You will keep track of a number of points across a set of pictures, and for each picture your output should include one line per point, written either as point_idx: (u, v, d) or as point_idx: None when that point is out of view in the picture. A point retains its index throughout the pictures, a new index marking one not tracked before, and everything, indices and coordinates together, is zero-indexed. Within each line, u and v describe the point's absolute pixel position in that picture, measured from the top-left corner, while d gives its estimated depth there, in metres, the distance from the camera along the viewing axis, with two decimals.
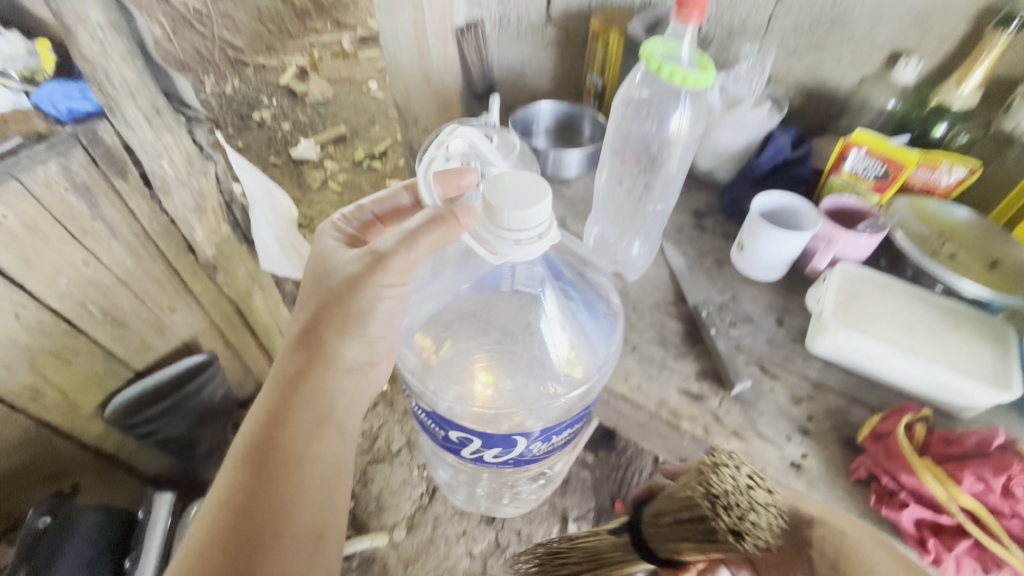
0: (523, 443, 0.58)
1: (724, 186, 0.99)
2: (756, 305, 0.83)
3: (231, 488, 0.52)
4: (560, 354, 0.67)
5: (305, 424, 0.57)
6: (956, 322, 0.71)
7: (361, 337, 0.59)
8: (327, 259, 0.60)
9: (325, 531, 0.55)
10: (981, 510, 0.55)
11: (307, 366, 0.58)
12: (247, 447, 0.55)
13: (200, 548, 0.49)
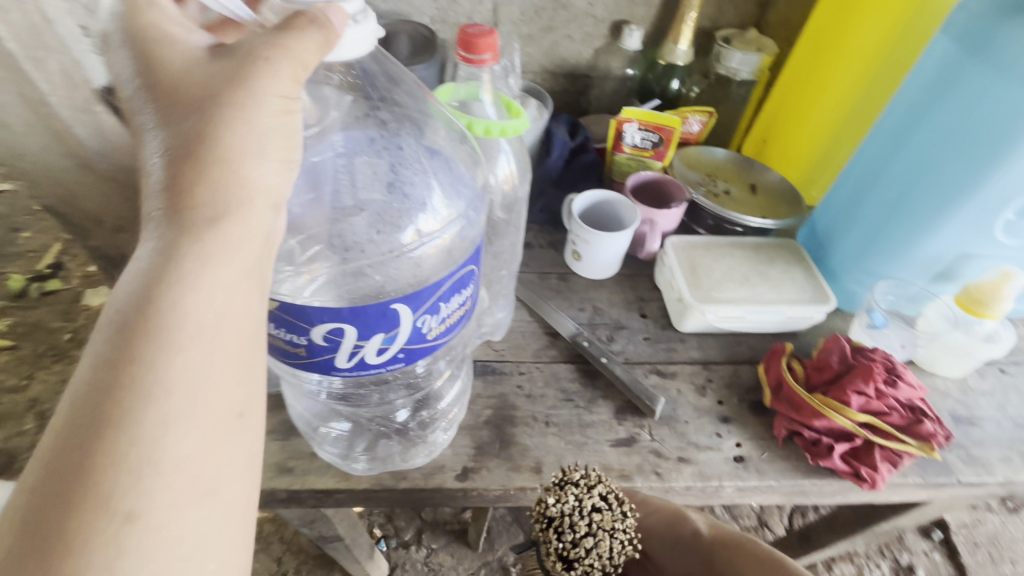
0: (406, 320, 0.42)
1: (525, 193, 0.93)
2: (618, 307, 0.80)
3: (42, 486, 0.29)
4: (428, 218, 0.48)
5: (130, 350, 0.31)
6: (767, 256, 0.80)
7: (225, 192, 0.34)
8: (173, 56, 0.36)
9: (236, 451, 0.34)
10: (875, 420, 0.63)
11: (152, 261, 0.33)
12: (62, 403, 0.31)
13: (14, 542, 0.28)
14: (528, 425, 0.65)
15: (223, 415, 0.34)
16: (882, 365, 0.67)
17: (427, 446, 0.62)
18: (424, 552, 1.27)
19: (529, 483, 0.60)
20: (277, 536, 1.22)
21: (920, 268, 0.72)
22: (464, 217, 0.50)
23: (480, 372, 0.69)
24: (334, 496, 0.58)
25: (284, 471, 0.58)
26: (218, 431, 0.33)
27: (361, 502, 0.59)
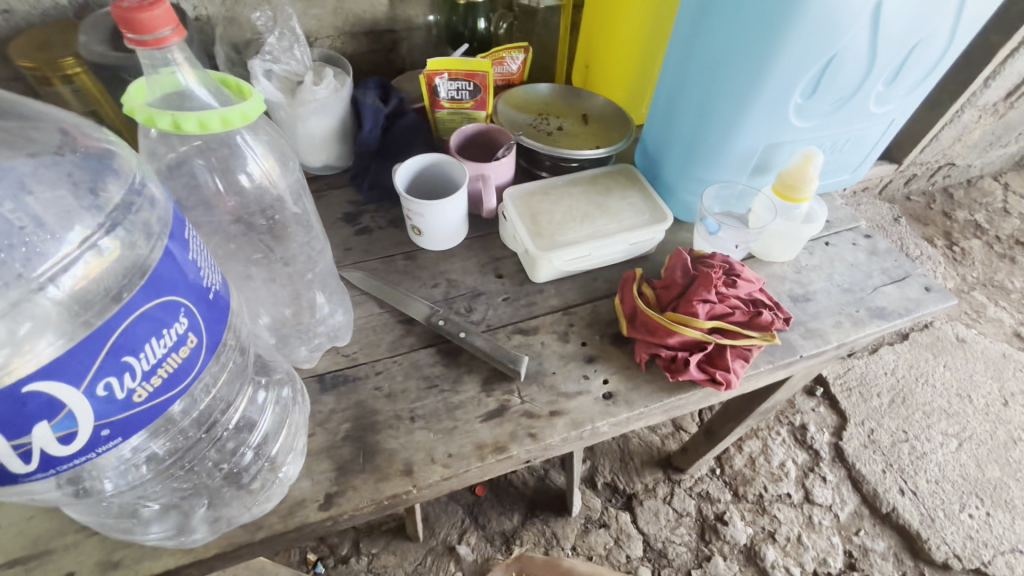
0: (72, 396, 0.34)
1: (352, 173, 0.84)
2: (471, 273, 0.77)
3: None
4: (51, 256, 0.38)
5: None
6: (604, 186, 0.79)
7: None
8: None
9: None
10: (721, 323, 0.66)
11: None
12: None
13: None
14: (393, 426, 0.60)
15: None
16: (720, 268, 0.69)
17: (273, 488, 0.54)
18: (366, 559, 1.23)
19: (401, 487, 0.56)
20: None
21: (735, 167, 0.75)
22: (99, 243, 0.40)
23: (331, 385, 0.63)
24: (181, 572, 0.51)
25: (111, 566, 0.50)
26: None
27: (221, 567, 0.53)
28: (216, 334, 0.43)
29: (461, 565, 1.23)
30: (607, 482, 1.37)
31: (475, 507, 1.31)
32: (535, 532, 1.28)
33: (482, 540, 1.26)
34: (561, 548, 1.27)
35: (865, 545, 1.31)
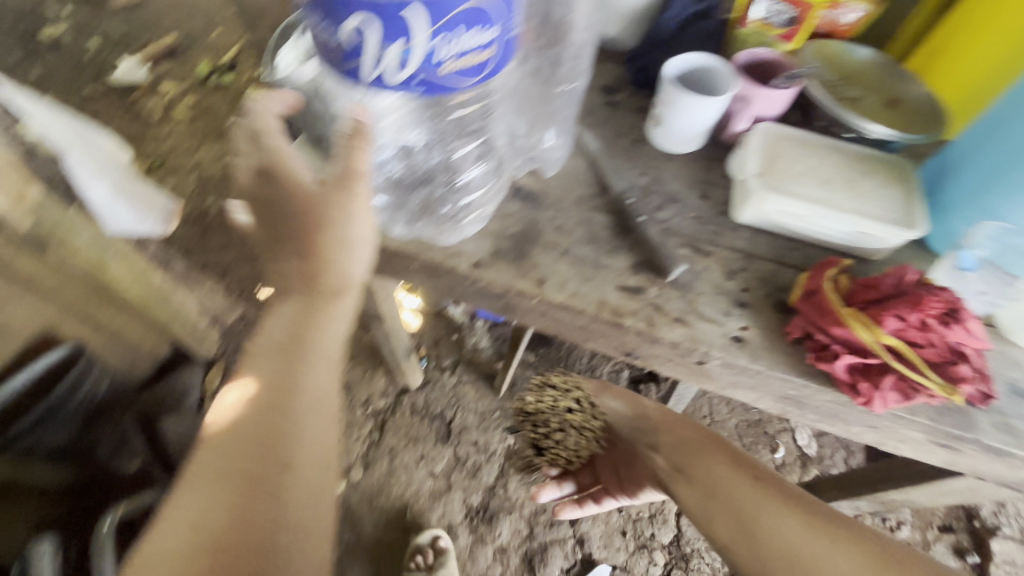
0: (418, 34, 0.48)
1: (630, 52, 0.89)
2: (680, 182, 0.78)
3: (212, 502, 0.51)
4: None
5: (272, 405, 0.54)
6: (867, 167, 0.72)
7: (329, 279, 0.57)
8: (277, 257, 0.58)
9: (329, 441, 0.57)
10: (905, 347, 0.59)
11: (270, 365, 0.56)
12: (206, 457, 0.53)
13: (200, 552, 0.49)
14: (547, 250, 0.69)
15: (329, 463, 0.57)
16: (947, 300, 0.59)
17: (456, 232, 0.69)
18: (456, 379, 1.44)
19: (529, 289, 0.66)
20: None
21: None
22: None
23: (522, 195, 0.73)
24: None
25: None
26: (326, 437, 0.57)
27: (391, 262, 0.70)
28: (501, 63, 0.55)
29: None
30: None
31: None
32: None
33: None
34: None
35: None
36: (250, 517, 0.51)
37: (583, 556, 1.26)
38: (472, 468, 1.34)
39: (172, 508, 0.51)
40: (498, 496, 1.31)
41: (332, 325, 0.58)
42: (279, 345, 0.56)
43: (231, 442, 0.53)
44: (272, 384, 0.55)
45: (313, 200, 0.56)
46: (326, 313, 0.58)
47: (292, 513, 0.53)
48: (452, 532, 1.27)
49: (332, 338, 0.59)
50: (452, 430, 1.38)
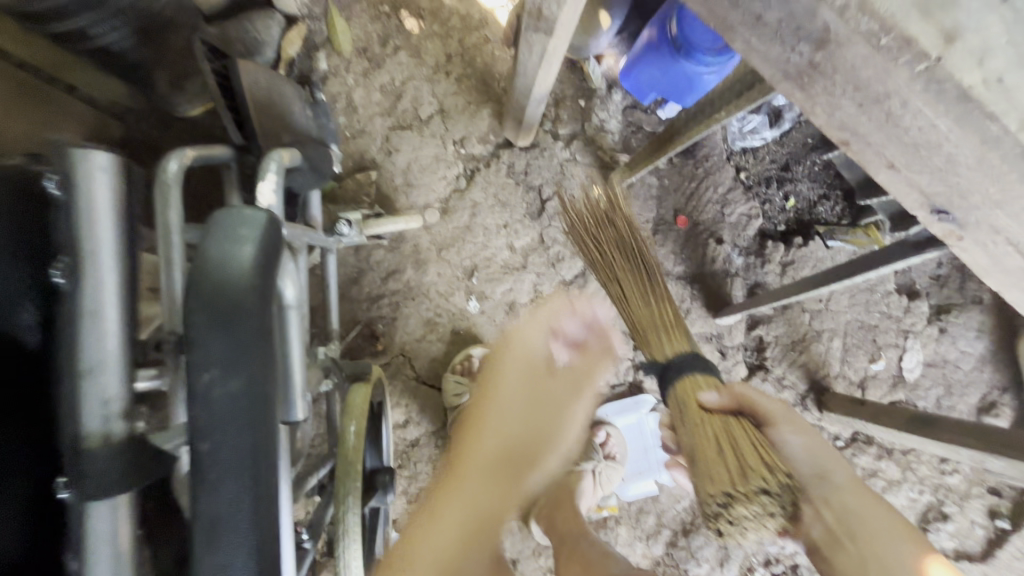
0: None
1: None
2: None
3: (485, 486, 0.68)
4: None
5: (530, 442, 0.74)
6: None
7: (579, 370, 0.81)
8: (530, 338, 0.84)
9: (536, 471, 0.75)
10: None
11: (518, 375, 0.79)
12: (474, 460, 0.70)
13: (450, 542, 0.63)
14: None
15: (529, 466, 0.73)
16: None
17: None
18: (568, 154, 1.18)
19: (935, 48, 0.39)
20: (458, 36, 1.14)
21: None
22: None
23: None
24: None
25: None
26: (534, 459, 0.73)
27: None
28: None
29: None
30: (760, 335, 1.22)
31: (664, 222, 1.22)
32: (678, 293, 1.21)
33: None
34: None
35: None
36: (493, 526, 0.67)
37: (634, 380, 1.19)
38: (553, 257, 1.18)
39: (465, 455, 0.71)
40: (571, 294, 1.18)
41: (580, 407, 0.80)
42: (545, 376, 0.79)
43: (494, 436, 0.72)
44: (524, 438, 0.74)
45: (571, 386, 0.80)
46: (575, 397, 0.80)
47: (491, 515, 0.66)
48: (510, 311, 1.16)
49: (575, 411, 0.80)
50: (545, 209, 1.17)
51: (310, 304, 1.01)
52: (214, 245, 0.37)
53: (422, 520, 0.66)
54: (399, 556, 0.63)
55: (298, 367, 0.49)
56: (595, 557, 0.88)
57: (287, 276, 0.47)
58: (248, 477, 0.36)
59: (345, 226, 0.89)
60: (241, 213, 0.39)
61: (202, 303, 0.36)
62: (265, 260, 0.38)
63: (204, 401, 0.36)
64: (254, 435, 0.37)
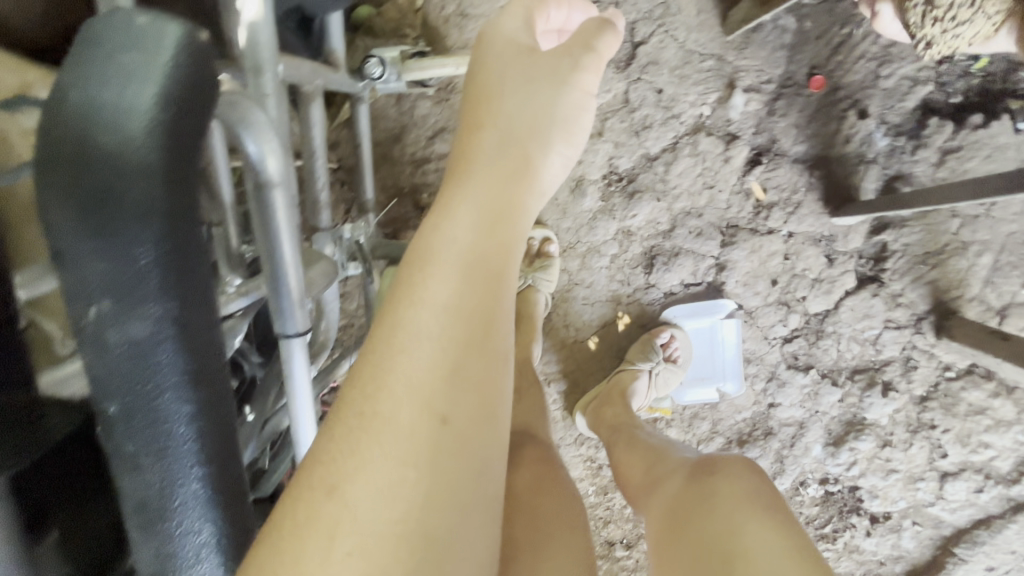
0: None
1: None
2: None
3: (462, 288, 0.37)
4: None
5: (517, 153, 0.43)
6: None
7: (569, 107, 0.45)
8: (511, 66, 0.45)
9: (493, 416, 0.36)
10: None
11: (507, 62, 0.45)
12: (436, 261, 0.38)
13: (386, 491, 0.31)
14: None
15: (486, 449, 0.35)
16: None
17: None
18: None
19: None
20: None
21: None
22: None
23: None
24: None
25: None
26: (486, 417, 0.35)
27: None
28: None
29: (722, 104, 0.94)
30: (884, 242, 0.99)
31: (792, 84, 0.93)
32: (790, 182, 0.96)
33: (756, 117, 0.94)
34: (783, 218, 0.98)
35: (909, 531, 1.13)
36: (452, 493, 0.33)
37: (712, 282, 1.02)
38: (638, 123, 0.95)
39: (417, 255, 0.38)
40: (653, 172, 0.97)
41: (582, 100, 0.45)
42: (529, 62, 0.45)
43: (474, 197, 0.40)
44: (486, 251, 0.39)
45: (512, 135, 0.43)
46: (575, 78, 0.45)
47: (473, 452, 0.34)
48: (576, 189, 0.98)
49: (576, 103, 0.45)
50: (635, 56, 0.92)
51: (344, 166, 0.87)
52: (69, 88, 0.24)
53: (361, 400, 0.34)
54: (327, 471, 0.32)
55: (292, 267, 0.36)
56: (655, 445, 0.77)
57: (262, 138, 0.32)
58: (184, 438, 0.27)
59: (376, 67, 0.70)
60: (127, 22, 0.24)
61: (58, 174, 0.24)
62: (171, 116, 0.24)
63: (97, 342, 0.26)
64: (178, 394, 0.27)
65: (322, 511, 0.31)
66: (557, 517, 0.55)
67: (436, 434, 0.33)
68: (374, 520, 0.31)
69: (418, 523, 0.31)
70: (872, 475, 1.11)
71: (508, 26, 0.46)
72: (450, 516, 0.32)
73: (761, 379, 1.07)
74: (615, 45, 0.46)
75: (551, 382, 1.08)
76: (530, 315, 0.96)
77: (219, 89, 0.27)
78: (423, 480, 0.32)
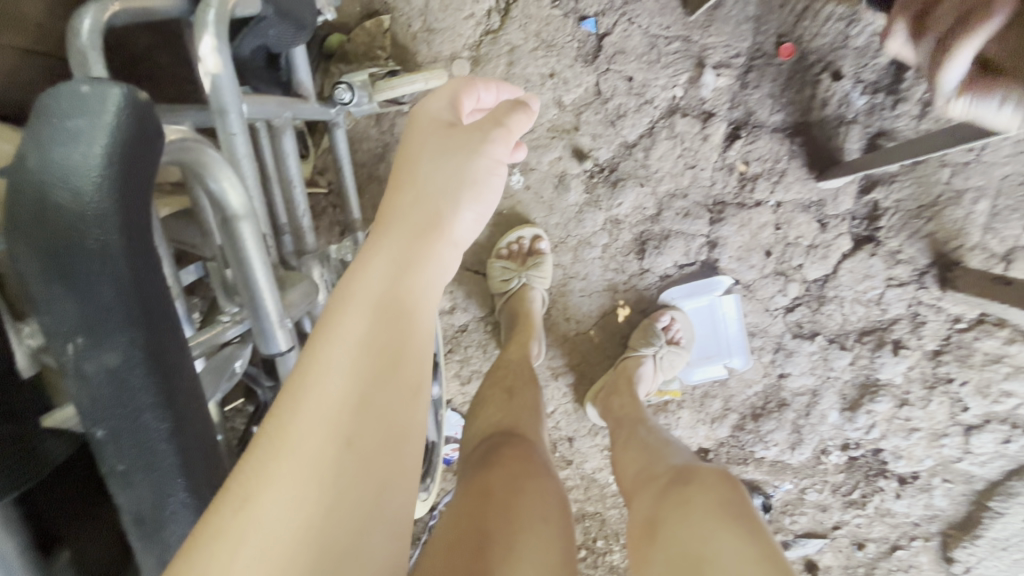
0: None
1: None
2: None
3: (374, 324, 0.40)
4: None
5: (433, 206, 0.48)
6: None
7: (482, 172, 0.51)
8: (431, 138, 0.52)
9: (400, 449, 0.38)
10: None
11: (429, 136, 0.53)
12: (353, 299, 0.41)
13: (290, 511, 0.32)
14: None
15: (391, 477, 0.36)
16: None
17: None
18: None
19: None
20: None
21: None
22: None
23: None
24: None
25: None
26: (393, 446, 0.37)
27: None
28: None
29: (694, 83, 0.94)
30: (875, 200, 0.98)
31: (761, 54, 0.93)
32: (771, 152, 0.96)
33: (729, 92, 0.95)
34: (769, 188, 0.98)
35: (939, 489, 1.12)
36: (354, 517, 0.34)
37: (707, 260, 1.02)
38: (613, 112, 0.96)
39: (336, 292, 0.42)
40: (634, 159, 0.98)
41: (494, 165, 0.52)
42: (447, 135, 0.52)
43: (391, 244, 0.45)
44: (399, 292, 0.42)
45: (428, 195, 0.49)
46: (488, 147, 0.51)
47: (380, 477, 0.36)
48: (559, 184, 1.00)
49: (487, 167, 0.51)
50: (602, 47, 0.93)
51: (333, 189, 0.91)
52: (27, 153, 0.26)
53: (275, 424, 0.35)
54: (236, 490, 0.33)
55: (268, 293, 0.39)
56: (653, 445, 0.77)
57: (222, 175, 0.35)
58: (167, 453, 0.31)
59: (346, 92, 0.73)
60: (74, 89, 0.27)
61: (23, 228, 0.27)
62: (119, 171, 0.27)
63: (78, 376, 0.28)
64: (158, 416, 0.30)
65: (226, 529, 0.31)
66: (533, 517, 0.56)
67: (343, 456, 0.35)
68: (278, 533, 0.32)
69: (319, 541, 0.32)
70: (893, 436, 1.09)
71: (435, 109, 0.55)
72: (351, 539, 0.33)
73: (768, 351, 1.07)
74: (524, 123, 0.53)
75: (558, 376, 1.10)
76: (528, 314, 0.98)
77: (162, 139, 0.30)
78: (327, 499, 0.33)
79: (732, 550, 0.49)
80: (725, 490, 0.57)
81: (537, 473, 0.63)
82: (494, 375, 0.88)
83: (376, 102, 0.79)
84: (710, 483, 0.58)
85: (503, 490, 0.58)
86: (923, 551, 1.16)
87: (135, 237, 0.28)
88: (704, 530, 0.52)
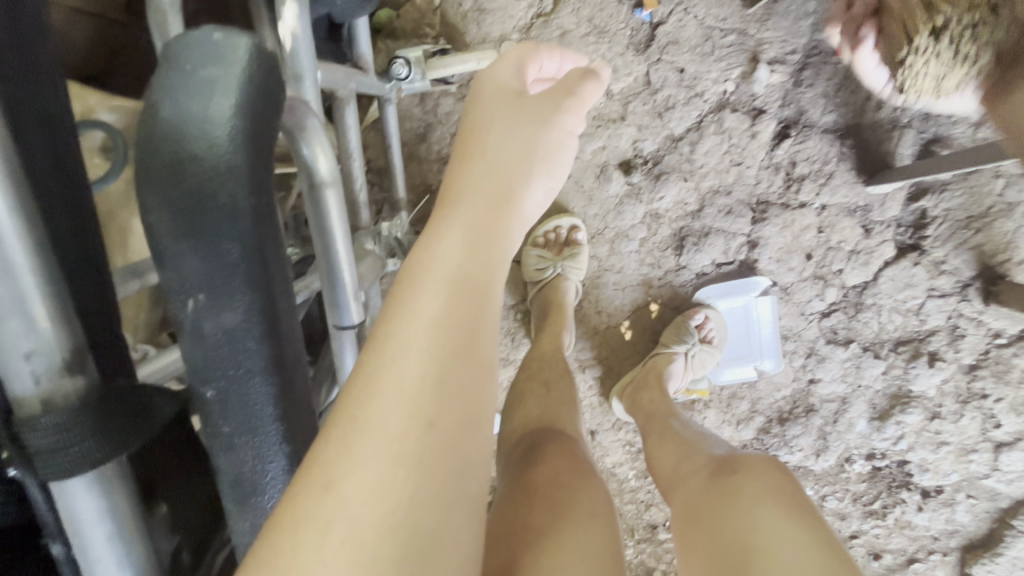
0: None
1: None
2: None
3: (451, 300, 0.37)
4: None
5: (506, 177, 0.46)
6: None
7: (552, 146, 0.49)
8: (500, 104, 0.50)
9: (478, 428, 0.36)
10: None
11: (496, 103, 0.50)
12: (427, 277, 0.38)
13: (373, 491, 0.30)
14: None
15: (469, 459, 0.34)
16: None
17: None
18: None
19: None
20: None
21: None
22: None
23: None
24: None
25: None
26: (471, 426, 0.35)
27: None
28: None
29: (746, 78, 0.92)
30: (923, 208, 0.96)
31: (817, 52, 0.91)
32: (820, 153, 0.94)
33: (782, 89, 0.92)
34: (815, 190, 0.96)
35: (963, 505, 1.10)
36: (437, 498, 0.32)
37: (745, 260, 1.01)
38: (661, 104, 0.94)
39: (407, 269, 0.39)
40: (678, 152, 0.96)
41: (564, 137, 0.50)
42: (517, 104, 0.50)
43: (462, 213, 0.42)
44: (474, 265, 0.40)
45: (499, 164, 0.46)
46: (558, 118, 0.50)
47: (460, 457, 0.34)
48: (601, 175, 0.99)
49: (558, 138, 0.49)
50: (654, 37, 0.92)
51: (375, 166, 0.90)
52: (162, 102, 0.26)
53: (352, 402, 0.33)
54: (320, 469, 0.31)
55: (347, 263, 0.39)
56: (690, 437, 0.76)
57: (314, 140, 0.34)
58: (272, 416, 0.31)
59: (402, 68, 0.72)
60: (205, 38, 0.27)
61: (158, 182, 0.27)
62: (249, 125, 0.27)
63: (195, 333, 0.29)
64: (264, 377, 0.30)
65: (312, 514, 0.30)
66: (582, 509, 0.54)
67: (424, 439, 0.33)
68: (364, 516, 0.30)
69: (404, 525, 0.30)
70: (921, 449, 1.08)
71: (501, 78, 0.53)
72: (436, 522, 0.31)
73: (800, 355, 1.06)
74: (594, 95, 0.52)
75: (586, 368, 1.09)
76: (561, 303, 0.97)
77: (283, 95, 0.29)
78: (411, 480, 0.31)
79: (785, 531, 0.48)
80: (772, 478, 0.55)
81: (583, 471, 0.61)
82: (528, 364, 0.87)
83: (427, 80, 0.78)
84: (754, 465, 0.58)
85: (552, 485, 0.57)
86: (941, 565, 1.15)
87: (261, 195, 0.28)
88: (751, 516, 0.51)
